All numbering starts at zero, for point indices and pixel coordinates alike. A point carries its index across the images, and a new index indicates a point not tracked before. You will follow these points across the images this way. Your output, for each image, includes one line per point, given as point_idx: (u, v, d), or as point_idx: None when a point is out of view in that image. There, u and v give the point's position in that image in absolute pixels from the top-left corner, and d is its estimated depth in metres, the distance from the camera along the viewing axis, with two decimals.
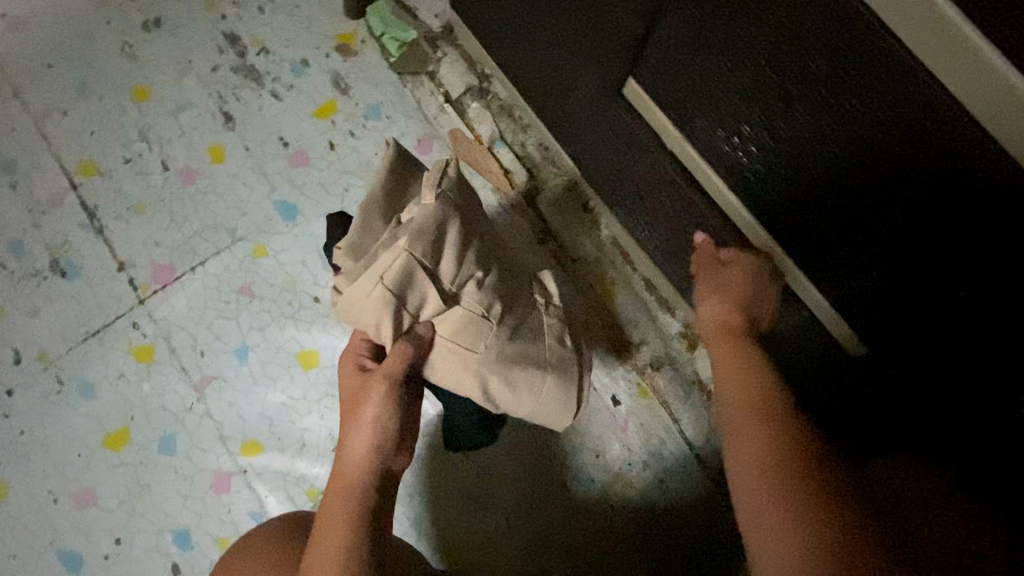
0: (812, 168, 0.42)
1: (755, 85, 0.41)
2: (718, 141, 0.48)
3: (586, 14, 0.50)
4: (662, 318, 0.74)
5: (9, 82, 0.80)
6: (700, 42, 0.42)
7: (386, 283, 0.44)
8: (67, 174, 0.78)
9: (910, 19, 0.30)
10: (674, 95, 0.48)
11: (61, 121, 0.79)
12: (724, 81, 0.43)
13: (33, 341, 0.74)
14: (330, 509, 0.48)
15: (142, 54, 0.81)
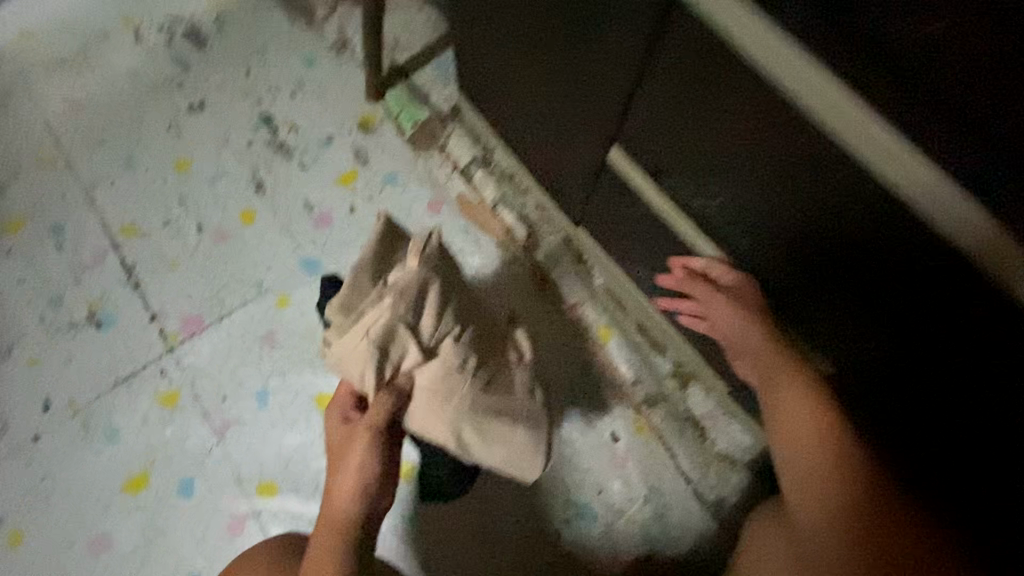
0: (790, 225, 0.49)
1: (719, 151, 0.49)
2: (692, 195, 0.56)
3: (574, 98, 0.60)
4: (654, 359, 0.80)
5: (64, 155, 0.90)
6: (669, 118, 0.50)
7: (370, 338, 0.47)
8: (110, 235, 0.86)
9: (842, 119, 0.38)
10: (650, 160, 0.56)
11: (108, 189, 0.89)
12: (692, 148, 0.51)
13: (63, 389, 0.78)
14: (318, 546, 0.52)
15: (185, 132, 0.92)
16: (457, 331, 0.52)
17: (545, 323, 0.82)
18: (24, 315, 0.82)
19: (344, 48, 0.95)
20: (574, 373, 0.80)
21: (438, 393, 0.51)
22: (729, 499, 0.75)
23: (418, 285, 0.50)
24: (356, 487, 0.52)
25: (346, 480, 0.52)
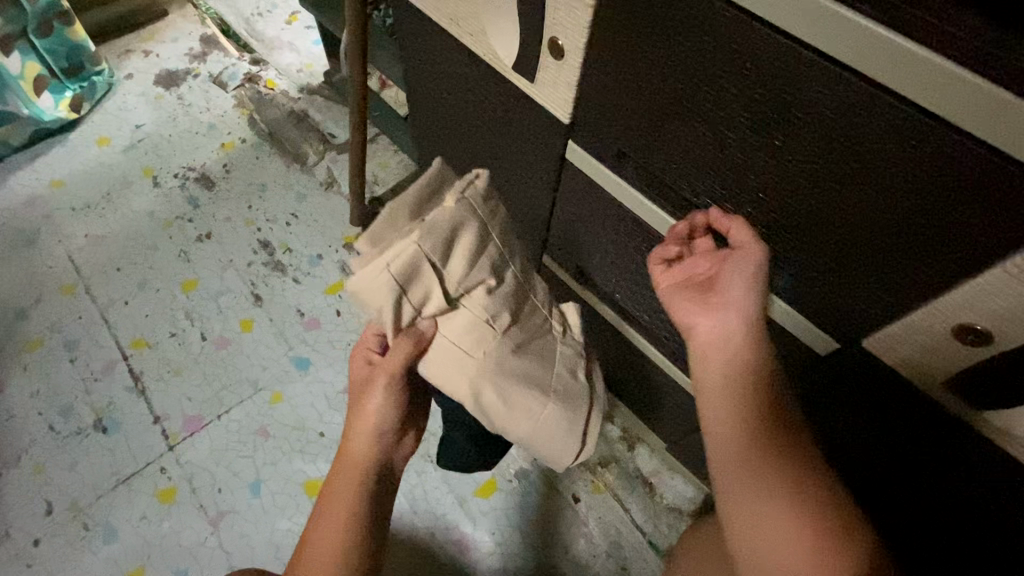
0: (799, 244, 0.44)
1: (618, 252, 0.64)
2: (603, 288, 0.71)
3: (510, 219, 0.77)
4: (605, 426, 0.93)
5: (83, 282, 1.04)
6: (581, 227, 0.66)
7: (392, 271, 0.44)
8: (121, 348, 0.97)
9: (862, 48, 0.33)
10: (571, 261, 0.72)
11: (121, 308, 1.02)
12: (599, 250, 0.66)
13: (68, 492, 0.85)
14: (334, 500, 0.52)
15: (193, 257, 1.08)
16: (490, 283, 0.49)
17: None
18: (33, 427, 0.91)
19: (331, 185, 1.16)
20: None
21: (461, 348, 0.49)
22: None
23: (450, 228, 0.46)
24: (373, 440, 0.54)
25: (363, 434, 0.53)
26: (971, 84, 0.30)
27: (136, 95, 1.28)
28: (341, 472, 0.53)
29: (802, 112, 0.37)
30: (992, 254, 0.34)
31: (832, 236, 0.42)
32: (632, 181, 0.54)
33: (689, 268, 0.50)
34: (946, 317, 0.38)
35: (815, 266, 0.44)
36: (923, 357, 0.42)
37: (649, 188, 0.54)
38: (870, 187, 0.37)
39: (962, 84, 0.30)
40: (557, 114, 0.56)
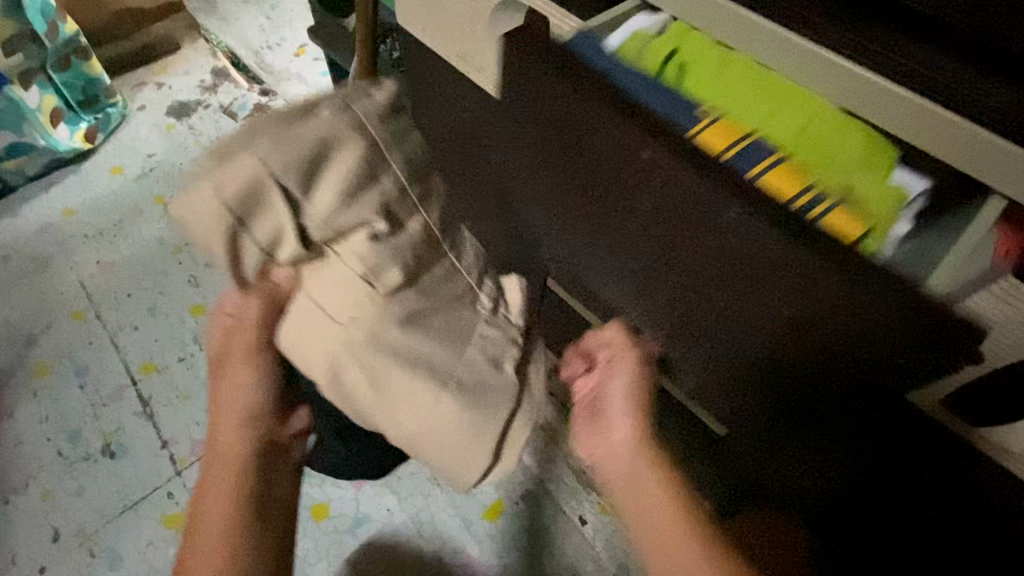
0: (741, 324, 0.54)
1: (625, 270, 0.64)
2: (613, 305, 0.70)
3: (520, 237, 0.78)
4: None
5: (94, 307, 1.06)
6: (591, 246, 0.66)
7: (223, 198, 0.43)
8: (130, 373, 0.99)
9: (840, 77, 0.39)
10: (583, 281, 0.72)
11: (131, 333, 1.03)
12: (606, 267, 0.66)
13: (74, 518, 0.86)
14: (205, 507, 0.45)
15: (203, 282, 1.09)
16: (376, 228, 0.47)
17: None
18: (41, 452, 0.91)
19: None
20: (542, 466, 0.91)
21: (325, 309, 0.49)
22: None
23: (316, 149, 0.44)
24: (245, 422, 0.49)
25: (233, 424, 0.48)
26: (924, 107, 0.36)
27: (148, 125, 1.32)
28: (211, 472, 0.46)
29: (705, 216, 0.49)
30: (908, 302, 0.39)
31: (770, 306, 0.49)
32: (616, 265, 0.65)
33: (583, 382, 0.54)
34: (875, 345, 0.44)
35: (763, 332, 0.52)
36: (858, 408, 0.48)
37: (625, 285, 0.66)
38: (789, 262, 0.45)
39: (920, 111, 0.37)
40: (556, 129, 0.58)
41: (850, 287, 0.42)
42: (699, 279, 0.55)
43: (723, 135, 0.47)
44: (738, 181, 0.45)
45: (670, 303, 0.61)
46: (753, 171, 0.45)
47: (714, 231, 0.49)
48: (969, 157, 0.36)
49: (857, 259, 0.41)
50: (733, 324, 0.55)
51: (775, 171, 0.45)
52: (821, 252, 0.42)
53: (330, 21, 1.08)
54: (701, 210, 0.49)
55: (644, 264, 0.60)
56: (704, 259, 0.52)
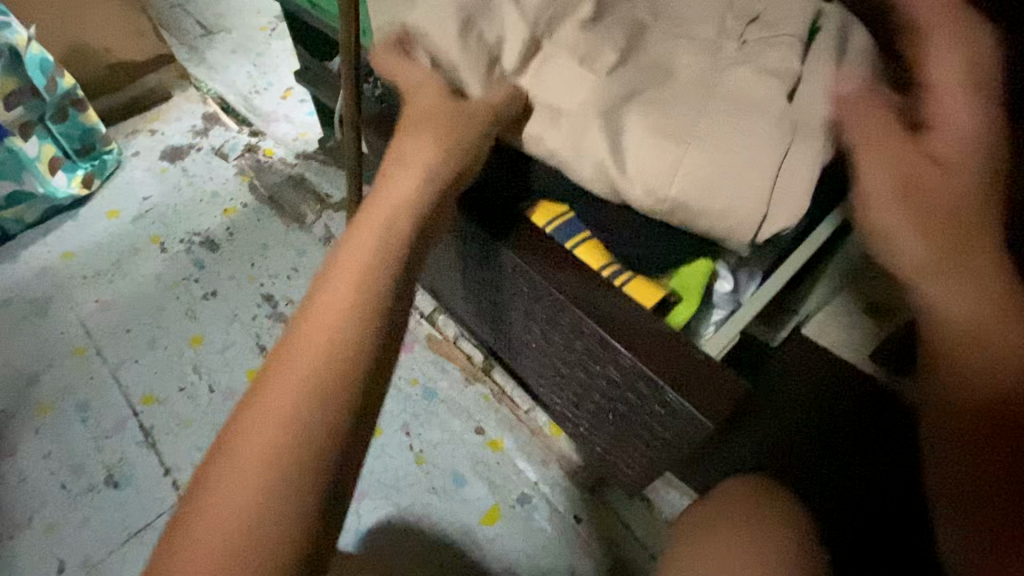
0: (565, 352, 0.62)
1: (498, 315, 0.72)
2: (513, 350, 0.76)
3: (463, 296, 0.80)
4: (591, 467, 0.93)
5: (94, 344, 1.09)
6: (475, 297, 0.74)
7: None
8: (132, 405, 1.01)
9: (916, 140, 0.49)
10: (490, 330, 0.78)
11: (131, 367, 1.06)
12: (494, 316, 0.73)
13: (81, 550, 0.88)
14: (273, 378, 0.41)
15: (200, 315, 1.13)
16: None
17: (507, 429, 0.98)
18: (45, 486, 0.94)
19: (329, 240, 1.24)
20: (535, 469, 0.94)
21: None
22: None
23: None
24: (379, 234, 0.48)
25: (355, 250, 0.47)
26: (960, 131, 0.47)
27: (143, 169, 1.38)
28: (298, 324, 0.44)
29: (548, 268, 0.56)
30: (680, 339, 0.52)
31: (592, 368, 0.60)
32: (481, 297, 0.72)
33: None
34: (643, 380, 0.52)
35: (602, 390, 0.62)
36: (674, 446, 0.58)
37: (488, 311, 0.74)
38: (585, 333, 0.55)
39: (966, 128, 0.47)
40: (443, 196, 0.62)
41: (634, 346, 0.52)
42: (553, 350, 0.65)
43: (544, 219, 0.59)
44: (555, 266, 0.56)
45: (549, 369, 0.71)
46: (572, 245, 0.58)
47: (546, 307, 0.59)
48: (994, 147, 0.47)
49: (646, 324, 0.53)
50: (580, 382, 0.65)
51: (586, 245, 0.57)
52: (611, 323, 0.53)
53: (312, 64, 1.15)
54: (531, 290, 0.59)
55: (497, 305, 0.69)
56: (532, 301, 0.60)
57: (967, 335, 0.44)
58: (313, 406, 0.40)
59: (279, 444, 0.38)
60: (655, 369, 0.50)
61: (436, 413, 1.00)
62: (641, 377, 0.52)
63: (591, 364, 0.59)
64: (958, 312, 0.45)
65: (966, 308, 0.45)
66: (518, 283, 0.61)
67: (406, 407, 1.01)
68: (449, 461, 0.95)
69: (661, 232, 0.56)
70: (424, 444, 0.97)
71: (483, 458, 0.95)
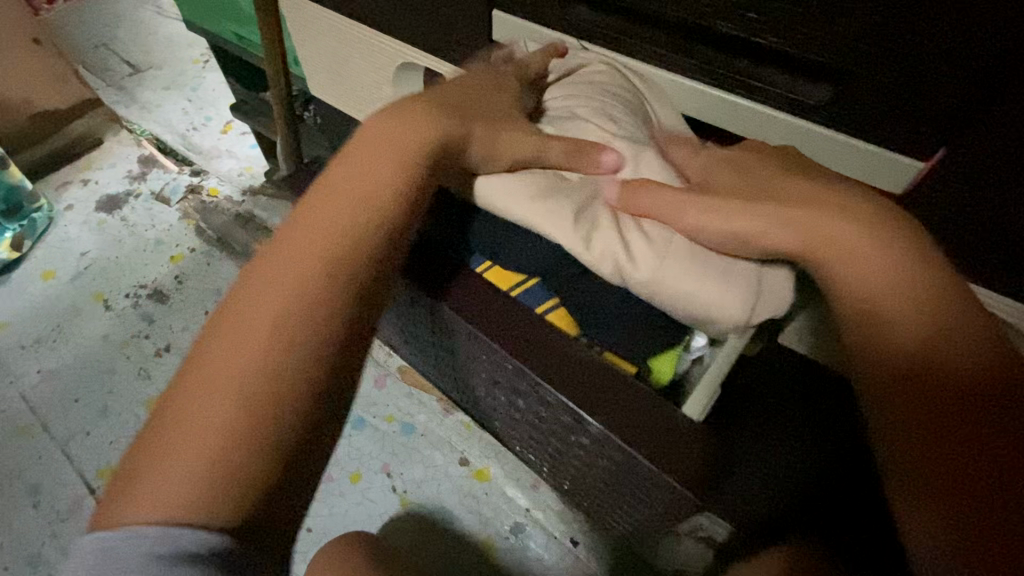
0: (536, 423, 0.55)
1: (454, 375, 0.65)
2: (476, 405, 0.69)
3: (414, 351, 0.73)
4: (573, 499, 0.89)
5: (39, 420, 1.01)
6: (427, 355, 0.68)
7: None
8: (87, 481, 0.94)
9: (860, 159, 0.45)
10: (449, 387, 0.71)
11: (84, 440, 0.98)
12: (450, 373, 0.67)
13: None
14: (200, 390, 0.37)
15: (155, 373, 1.05)
16: None
17: (491, 456, 0.94)
18: None
19: None
20: (525, 493, 0.91)
21: None
22: None
23: None
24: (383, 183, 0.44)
25: (293, 265, 0.40)
26: (899, 163, 0.44)
27: (78, 224, 1.30)
28: (230, 327, 0.38)
29: (515, 331, 0.49)
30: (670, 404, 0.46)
31: (563, 434, 0.52)
32: (434, 355, 0.67)
33: None
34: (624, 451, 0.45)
35: (576, 456, 0.55)
36: (661, 515, 0.51)
37: (441, 368, 0.68)
38: (552, 403, 0.48)
39: (889, 164, 0.44)
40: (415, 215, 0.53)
41: (606, 415, 0.45)
42: (519, 414, 0.58)
43: (508, 284, 0.54)
44: (510, 326, 0.49)
45: (514, 427, 0.63)
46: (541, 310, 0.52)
47: (505, 373, 0.51)
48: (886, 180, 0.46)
49: (613, 385, 0.46)
50: (549, 443, 0.58)
51: (554, 310, 0.52)
52: (579, 389, 0.46)
53: (246, 96, 1.09)
54: (489, 355, 0.51)
55: (452, 365, 0.63)
56: (493, 366, 0.53)
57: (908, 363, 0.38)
58: (234, 434, 0.35)
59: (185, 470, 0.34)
60: (622, 438, 0.44)
61: (416, 449, 0.96)
62: (613, 449, 0.46)
63: (559, 430, 0.52)
64: (879, 329, 0.39)
65: (917, 334, 0.38)
66: (468, 346, 0.53)
67: (384, 446, 0.96)
68: (434, 499, 0.91)
69: (649, 325, 0.48)
70: (408, 483, 0.93)
71: (471, 490, 0.92)
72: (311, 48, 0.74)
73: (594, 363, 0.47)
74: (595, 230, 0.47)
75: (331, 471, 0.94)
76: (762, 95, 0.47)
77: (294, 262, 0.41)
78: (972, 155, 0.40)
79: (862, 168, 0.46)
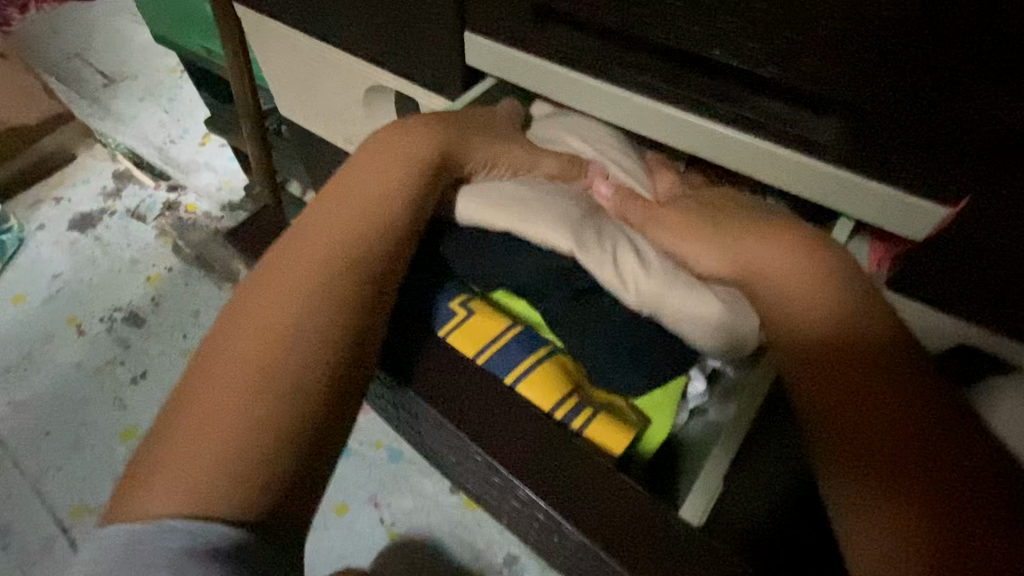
0: None
1: None
2: None
3: None
4: None
5: (9, 455, 0.96)
6: None
7: None
8: (59, 521, 0.90)
9: (871, 202, 0.43)
10: None
11: (55, 476, 0.94)
12: None
13: None
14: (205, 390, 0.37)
15: (130, 403, 1.01)
16: None
17: None
18: None
19: None
20: None
21: None
22: None
23: None
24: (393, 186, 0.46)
25: (293, 271, 0.41)
26: (918, 204, 0.41)
27: (50, 244, 1.25)
28: (234, 327, 0.40)
29: (482, 419, 0.43)
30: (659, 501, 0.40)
31: (541, 528, 0.46)
32: None
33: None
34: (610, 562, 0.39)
35: (557, 552, 0.48)
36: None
37: None
38: (523, 498, 0.42)
39: (905, 205, 0.42)
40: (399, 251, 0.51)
41: (580, 518, 0.39)
42: None
43: (471, 349, 0.47)
44: (480, 412, 0.43)
45: (489, 505, 0.56)
46: (511, 379, 0.46)
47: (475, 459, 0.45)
48: (907, 227, 0.43)
49: (596, 478, 0.41)
50: (527, 529, 0.51)
51: (527, 379, 0.46)
52: (551, 488, 0.40)
53: (220, 111, 1.05)
54: (454, 437, 0.45)
55: None
56: (459, 448, 0.46)
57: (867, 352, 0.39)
58: (251, 420, 0.36)
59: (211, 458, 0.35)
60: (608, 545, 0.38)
61: (405, 477, 0.92)
62: (594, 558, 0.40)
63: (536, 522, 0.45)
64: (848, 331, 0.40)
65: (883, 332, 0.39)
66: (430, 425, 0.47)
67: (370, 476, 0.92)
68: (423, 531, 0.87)
69: (633, 365, 0.45)
70: (396, 515, 0.89)
71: (462, 521, 0.88)
72: (279, 67, 0.69)
73: (563, 457, 0.41)
74: (597, 248, 0.46)
75: (314, 504, 0.90)
76: (769, 129, 0.44)
77: (309, 257, 0.42)
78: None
79: (877, 213, 0.43)
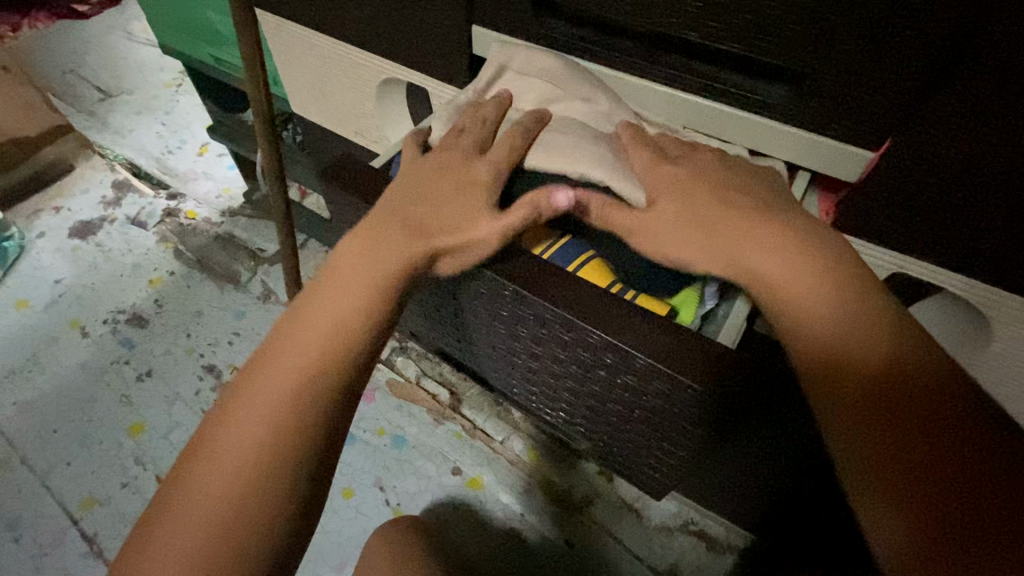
0: None
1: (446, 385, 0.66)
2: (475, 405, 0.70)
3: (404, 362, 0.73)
4: (564, 513, 0.89)
5: (17, 452, 0.98)
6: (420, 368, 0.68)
7: None
8: (69, 513, 0.92)
9: (820, 154, 0.48)
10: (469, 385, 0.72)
11: (64, 471, 0.96)
12: None
13: None
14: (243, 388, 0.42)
15: (137, 399, 1.03)
16: None
17: (483, 462, 0.94)
18: None
19: (269, 297, 1.17)
20: (518, 498, 0.91)
21: None
22: (680, 563, 0.85)
23: None
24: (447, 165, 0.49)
25: (368, 254, 0.45)
26: (869, 156, 0.46)
27: (51, 251, 1.27)
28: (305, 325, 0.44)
29: (546, 277, 0.47)
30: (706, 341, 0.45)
31: (598, 379, 0.50)
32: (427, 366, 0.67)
33: None
34: (678, 389, 0.43)
35: (607, 413, 0.53)
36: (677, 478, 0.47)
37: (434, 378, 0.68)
38: (592, 344, 0.46)
39: (858, 156, 0.47)
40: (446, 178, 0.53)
41: (651, 350, 0.43)
42: None
43: (538, 246, 0.52)
44: (542, 276, 0.47)
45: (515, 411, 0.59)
46: (574, 266, 0.51)
47: (542, 327, 0.48)
48: (853, 172, 0.48)
49: (629, 342, 0.44)
50: (579, 403, 0.55)
51: (588, 266, 0.51)
52: (625, 328, 0.44)
53: (223, 118, 1.10)
54: (524, 312, 0.48)
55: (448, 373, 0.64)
56: (530, 329, 0.50)
57: (872, 394, 0.37)
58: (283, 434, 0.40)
59: (261, 488, 0.39)
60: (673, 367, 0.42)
61: (409, 461, 0.96)
62: (664, 382, 0.44)
63: (593, 374, 0.50)
64: (834, 341, 0.39)
65: (874, 338, 0.38)
66: (482, 306, 0.52)
67: (375, 460, 0.96)
68: (428, 509, 0.91)
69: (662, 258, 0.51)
70: (401, 496, 0.93)
71: (465, 499, 0.92)
72: (291, 66, 0.75)
73: (621, 316, 0.45)
74: None
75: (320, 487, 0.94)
76: (729, 96, 0.49)
77: (369, 249, 0.45)
78: (922, 143, 0.42)
79: (823, 163, 0.49)
